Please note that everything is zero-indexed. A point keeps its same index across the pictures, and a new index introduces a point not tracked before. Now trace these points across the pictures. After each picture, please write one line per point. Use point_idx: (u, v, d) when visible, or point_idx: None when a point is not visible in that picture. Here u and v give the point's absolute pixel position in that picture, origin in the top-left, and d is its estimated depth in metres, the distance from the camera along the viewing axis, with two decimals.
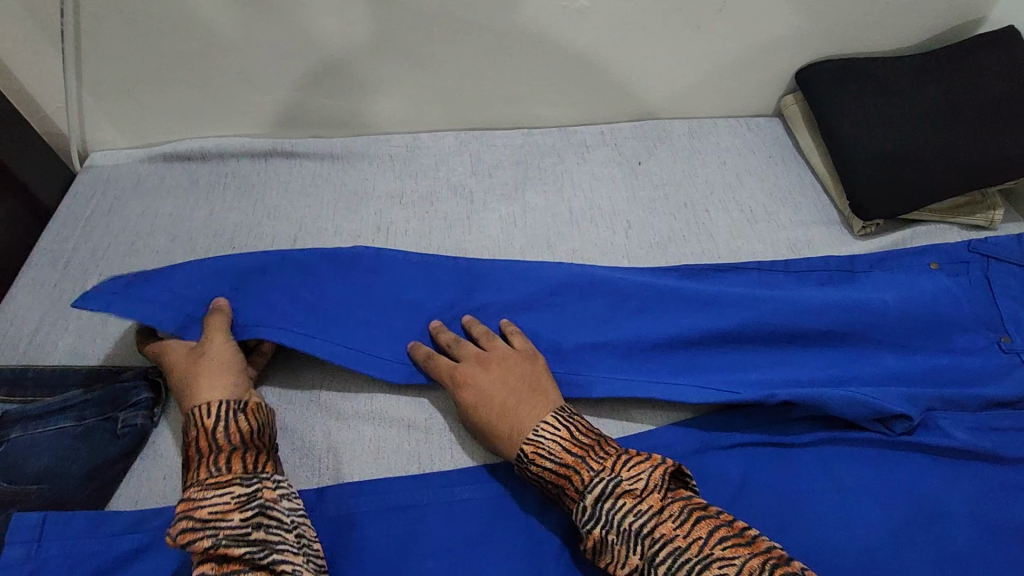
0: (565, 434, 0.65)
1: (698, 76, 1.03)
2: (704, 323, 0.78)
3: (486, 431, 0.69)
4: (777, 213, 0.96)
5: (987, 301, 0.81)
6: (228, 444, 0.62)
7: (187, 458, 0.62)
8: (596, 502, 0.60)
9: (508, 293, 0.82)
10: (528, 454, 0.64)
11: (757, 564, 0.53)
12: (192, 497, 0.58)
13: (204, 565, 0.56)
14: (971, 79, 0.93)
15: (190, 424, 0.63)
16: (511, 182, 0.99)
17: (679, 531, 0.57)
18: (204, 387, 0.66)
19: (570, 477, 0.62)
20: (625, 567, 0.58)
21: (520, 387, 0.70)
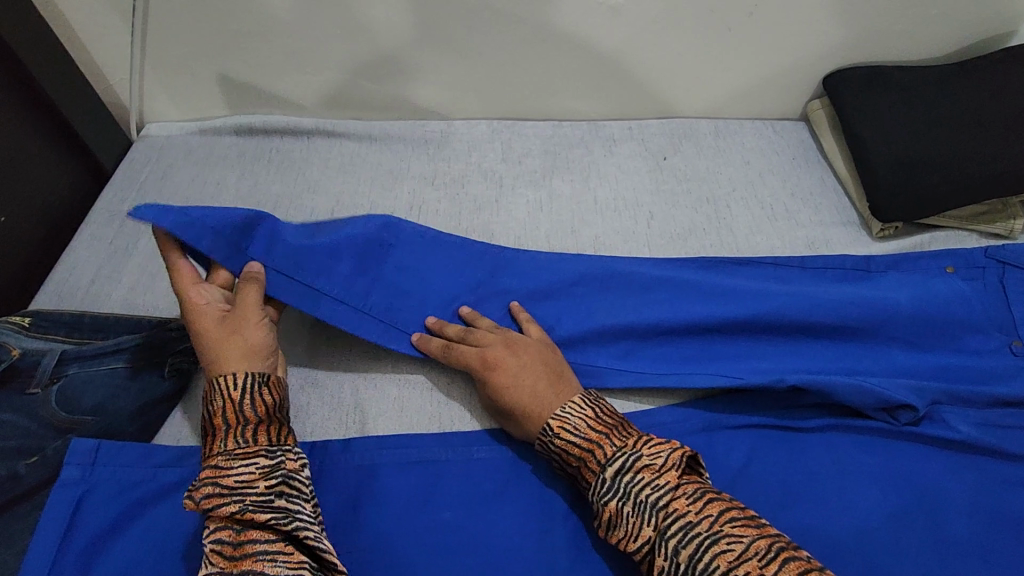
0: (590, 413, 0.68)
1: (726, 78, 1.06)
2: (718, 311, 0.81)
3: (511, 412, 0.71)
4: (797, 212, 0.98)
5: (1000, 305, 0.82)
6: (255, 417, 0.64)
7: (212, 427, 0.64)
8: (615, 476, 0.62)
9: (531, 280, 0.86)
10: (553, 428, 0.67)
11: (765, 543, 0.53)
12: (218, 465, 0.60)
13: (223, 531, 0.57)
14: (998, 89, 0.95)
15: (213, 393, 0.65)
16: (540, 170, 1.03)
17: (691, 507, 0.58)
18: (224, 358, 0.67)
19: (593, 450, 0.65)
20: (637, 540, 0.59)
21: (545, 372, 0.73)
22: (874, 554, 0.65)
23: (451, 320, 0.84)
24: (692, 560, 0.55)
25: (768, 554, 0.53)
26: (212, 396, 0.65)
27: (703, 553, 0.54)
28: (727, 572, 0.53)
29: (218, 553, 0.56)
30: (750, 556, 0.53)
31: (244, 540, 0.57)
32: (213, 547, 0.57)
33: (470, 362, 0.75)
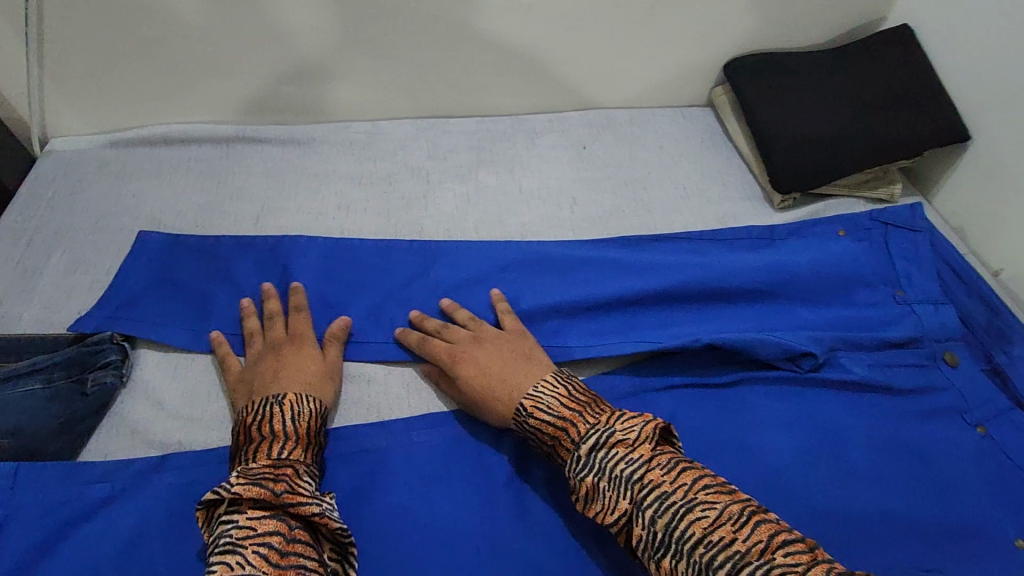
0: (562, 391, 0.70)
1: (636, 68, 1.13)
2: (640, 285, 0.86)
3: (484, 397, 0.73)
4: (708, 190, 1.05)
5: (885, 261, 0.90)
6: (317, 441, 0.69)
7: (282, 436, 0.66)
8: (591, 452, 0.63)
9: (463, 270, 0.89)
10: (527, 407, 0.69)
11: (736, 508, 0.56)
12: (297, 472, 0.62)
13: (272, 536, 0.56)
14: (877, 69, 1.04)
15: (308, 411, 0.69)
16: (465, 164, 1.06)
17: (666, 477, 0.59)
18: (299, 385, 0.72)
19: (571, 427, 0.66)
20: (614, 513, 0.61)
21: (514, 357, 0.76)
22: (789, 489, 0.71)
23: (386, 313, 0.85)
24: (670, 526, 0.56)
25: (740, 517, 0.55)
26: (315, 418, 0.69)
27: (680, 520, 0.56)
28: (704, 536, 0.55)
29: (264, 557, 0.54)
30: (724, 521, 0.55)
31: (293, 550, 0.56)
32: (257, 551, 0.54)
33: (440, 355, 0.78)
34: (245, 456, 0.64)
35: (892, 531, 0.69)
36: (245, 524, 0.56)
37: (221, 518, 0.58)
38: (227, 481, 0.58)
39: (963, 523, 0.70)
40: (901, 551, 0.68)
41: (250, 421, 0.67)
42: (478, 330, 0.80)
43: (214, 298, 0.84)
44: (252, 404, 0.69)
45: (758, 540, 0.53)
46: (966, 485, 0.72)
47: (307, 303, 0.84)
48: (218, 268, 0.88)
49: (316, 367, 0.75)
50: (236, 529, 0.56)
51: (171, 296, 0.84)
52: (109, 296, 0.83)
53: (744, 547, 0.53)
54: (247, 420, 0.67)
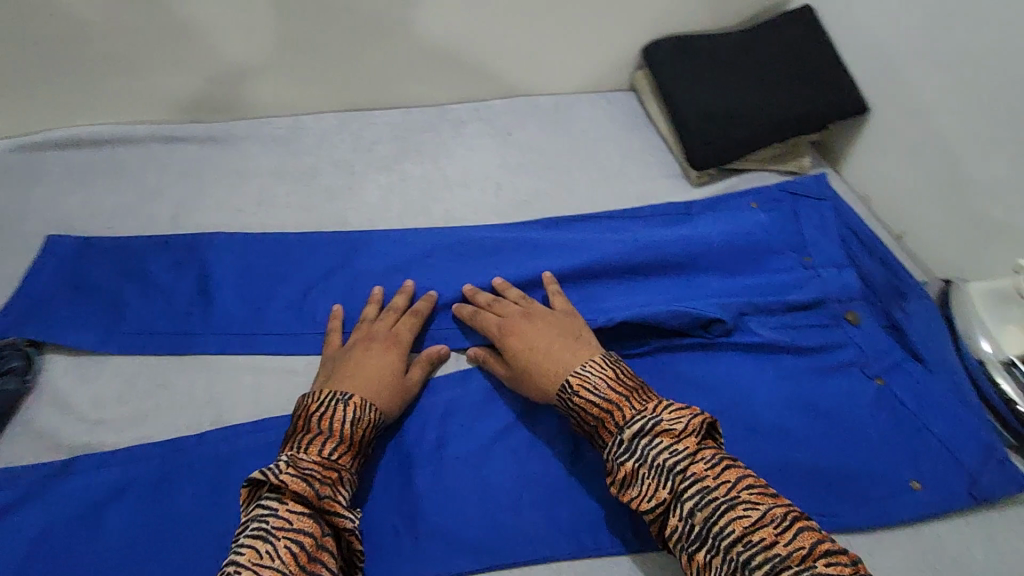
0: (610, 373, 0.69)
1: (557, 55, 1.15)
2: (558, 264, 0.88)
3: (529, 373, 0.74)
4: (629, 170, 1.08)
5: (793, 229, 0.95)
6: (364, 448, 0.68)
7: (337, 435, 0.65)
8: (633, 438, 0.63)
9: (386, 258, 0.89)
10: (573, 384, 0.68)
11: (780, 511, 0.56)
12: (342, 477, 0.63)
13: (305, 536, 0.56)
14: (783, 47, 1.08)
15: (363, 412, 0.68)
16: (390, 155, 1.07)
17: (710, 472, 0.59)
18: (360, 381, 0.72)
19: (616, 410, 0.65)
20: (651, 501, 0.60)
21: (562, 336, 0.75)
22: None
23: (307, 304, 0.84)
24: (711, 522, 0.57)
25: (783, 521, 0.55)
26: (365, 420, 0.68)
27: (721, 516, 0.56)
28: (743, 535, 0.55)
29: (294, 555, 0.54)
30: (766, 522, 0.55)
31: (319, 556, 0.56)
32: (289, 546, 0.55)
33: (490, 329, 0.79)
34: (295, 442, 0.64)
35: (797, 481, 0.72)
36: (281, 516, 0.57)
37: (260, 500, 0.58)
38: (277, 466, 0.59)
39: (867, 470, 0.72)
40: (804, 499, 0.71)
41: (311, 411, 0.67)
42: (534, 307, 0.81)
43: (126, 297, 0.83)
44: (319, 392, 0.69)
45: (801, 546, 0.53)
46: (869, 434, 0.75)
47: (225, 299, 0.83)
48: (132, 267, 0.86)
49: (388, 361, 0.75)
50: (274, 519, 0.56)
51: (80, 297, 0.82)
52: (14, 301, 0.81)
53: (785, 551, 0.53)
54: (309, 407, 0.68)
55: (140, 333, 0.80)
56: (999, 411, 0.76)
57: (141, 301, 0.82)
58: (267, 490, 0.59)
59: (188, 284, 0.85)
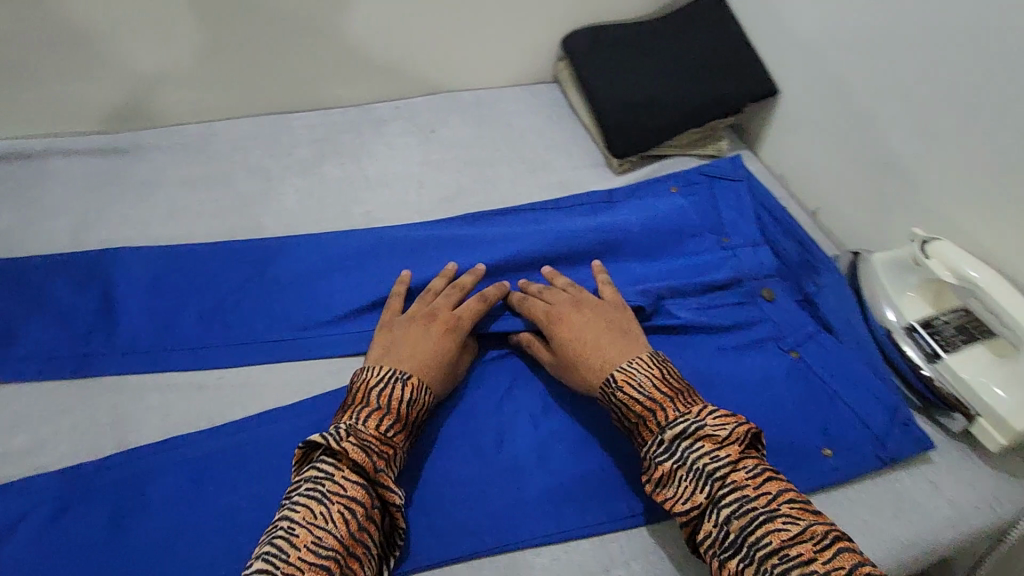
0: (656, 373, 0.68)
1: (475, 49, 1.15)
2: (479, 259, 0.88)
3: (570, 355, 0.74)
4: (552, 162, 1.08)
5: (711, 211, 0.96)
6: (413, 432, 0.69)
7: (395, 411, 0.66)
8: (674, 439, 0.63)
9: (302, 263, 0.87)
10: (618, 379, 0.68)
11: (822, 529, 0.55)
12: (393, 452, 0.64)
13: (356, 505, 0.58)
14: (695, 33, 1.10)
15: (417, 394, 0.68)
16: (309, 158, 1.04)
17: (750, 482, 0.59)
18: (414, 362, 0.71)
19: (658, 410, 0.65)
20: (686, 503, 0.61)
21: (608, 329, 0.75)
22: (616, 433, 0.76)
23: (218, 315, 0.81)
24: (746, 531, 0.56)
25: (823, 539, 0.55)
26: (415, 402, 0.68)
27: (759, 526, 0.56)
28: (780, 548, 0.54)
29: (342, 522, 0.57)
30: (806, 538, 0.55)
31: (362, 530, 0.58)
32: (338, 511, 0.57)
33: (536, 315, 0.79)
34: (352, 412, 0.66)
35: None
36: (338, 482, 0.59)
37: (318, 459, 0.61)
38: (338, 433, 0.61)
39: (782, 441, 0.74)
40: None
41: (370, 385, 0.68)
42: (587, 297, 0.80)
43: (22, 319, 0.79)
44: (380, 368, 0.70)
45: (840, 566, 0.52)
46: (783, 406, 0.77)
47: (130, 315, 0.80)
48: (26, 288, 0.81)
49: (446, 339, 0.75)
50: (329, 484, 0.59)
51: None
52: None
53: (823, 570, 0.52)
54: (368, 381, 0.68)
55: (38, 357, 0.76)
56: (906, 378, 0.79)
57: (38, 321, 0.79)
58: (325, 452, 0.61)
59: (89, 301, 0.81)
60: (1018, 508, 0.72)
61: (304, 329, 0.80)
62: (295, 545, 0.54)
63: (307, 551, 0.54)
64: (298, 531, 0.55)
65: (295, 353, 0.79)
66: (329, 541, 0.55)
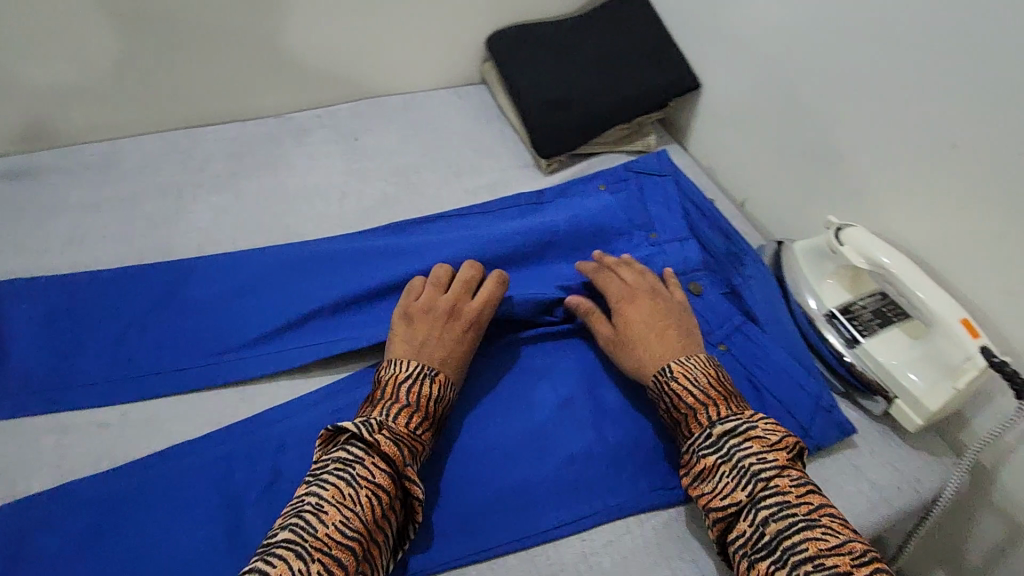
0: (711, 373, 0.71)
1: (396, 53, 1.12)
2: (402, 268, 0.84)
3: (628, 339, 0.76)
4: (480, 165, 1.06)
5: (639, 208, 0.95)
6: (434, 435, 0.69)
7: (425, 411, 0.67)
8: (723, 435, 0.64)
9: (215, 285, 0.83)
10: (675, 370, 0.70)
11: (861, 547, 0.54)
12: (417, 451, 0.65)
13: (382, 495, 0.59)
14: (616, 29, 1.10)
15: (443, 399, 0.70)
16: (224, 174, 0.99)
17: (795, 488, 0.60)
18: (444, 364, 0.72)
19: (710, 406, 0.67)
20: (724, 499, 0.62)
21: (675, 325, 0.76)
22: (545, 437, 0.73)
23: (121, 346, 0.76)
24: (783, 534, 0.56)
25: (862, 556, 0.54)
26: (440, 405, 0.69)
27: (796, 531, 0.56)
28: (816, 556, 0.54)
29: (369, 507, 0.58)
30: (844, 551, 0.54)
31: (380, 522, 0.58)
32: (366, 497, 0.58)
33: (614, 291, 0.80)
34: (381, 407, 0.67)
35: (643, 458, 0.72)
36: (367, 468, 0.60)
37: (351, 442, 0.62)
38: (370, 425, 0.62)
39: None
40: (648, 475, 0.71)
41: (399, 379, 0.69)
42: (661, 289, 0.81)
43: None
44: (409, 362, 0.71)
45: None
46: None
47: (23, 350, 0.75)
48: None
49: (468, 339, 0.75)
50: (359, 468, 0.59)
51: None
52: None
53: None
54: (398, 377, 0.69)
55: None
56: (829, 364, 0.80)
57: None
58: (354, 436, 0.62)
59: None
60: (938, 486, 0.74)
61: (216, 355, 0.76)
62: (324, 521, 0.55)
63: (334, 528, 0.55)
64: (327, 509, 0.56)
65: (206, 381, 0.75)
66: (354, 524, 0.56)
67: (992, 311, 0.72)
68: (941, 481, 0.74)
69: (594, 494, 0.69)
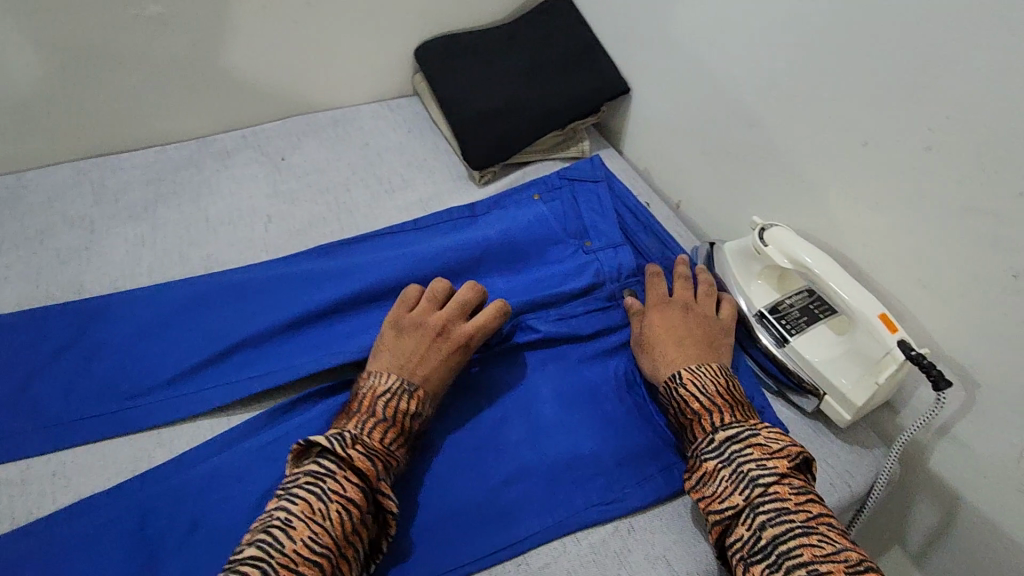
0: (723, 381, 0.71)
1: (322, 69, 1.08)
2: (330, 294, 0.81)
3: (649, 343, 0.78)
4: (412, 180, 1.04)
5: (573, 215, 0.94)
6: (411, 448, 0.68)
7: (398, 427, 0.66)
8: (725, 441, 0.65)
9: (129, 322, 0.79)
10: (685, 375, 0.72)
11: (856, 556, 0.55)
12: (391, 465, 0.64)
13: (353, 509, 0.58)
14: (544, 36, 1.09)
15: (415, 416, 0.67)
16: (140, 203, 0.94)
17: (795, 496, 0.60)
18: (423, 380, 0.70)
19: (715, 412, 0.68)
20: (723, 503, 0.62)
21: (702, 336, 0.77)
22: (476, 460, 0.72)
23: (26, 396, 0.72)
24: (779, 540, 0.57)
25: (857, 565, 0.55)
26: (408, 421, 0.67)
27: (792, 537, 0.57)
28: (810, 562, 0.55)
29: (339, 522, 0.57)
30: (839, 559, 0.55)
31: (351, 537, 0.57)
32: (335, 513, 0.57)
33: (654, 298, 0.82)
34: (357, 419, 0.66)
35: (578, 474, 0.71)
36: (338, 482, 0.59)
37: (320, 455, 0.61)
38: (343, 439, 0.61)
39: (644, 446, 0.74)
40: (584, 491, 0.70)
41: (378, 393, 0.67)
42: (700, 299, 0.81)
43: None
44: (391, 376, 0.69)
45: None
46: (645, 412, 0.78)
47: None
48: None
49: (452, 357, 0.73)
50: (330, 482, 0.59)
51: None
52: None
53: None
54: (375, 390, 0.67)
55: None
56: (763, 363, 0.80)
57: None
58: (326, 450, 0.61)
59: None
60: (870, 478, 0.75)
61: (131, 399, 0.73)
62: (291, 537, 0.54)
63: (303, 545, 0.54)
64: (296, 524, 0.55)
65: (119, 428, 0.71)
66: (323, 539, 0.55)
67: (914, 305, 0.73)
68: (873, 472, 0.75)
69: (529, 515, 0.68)
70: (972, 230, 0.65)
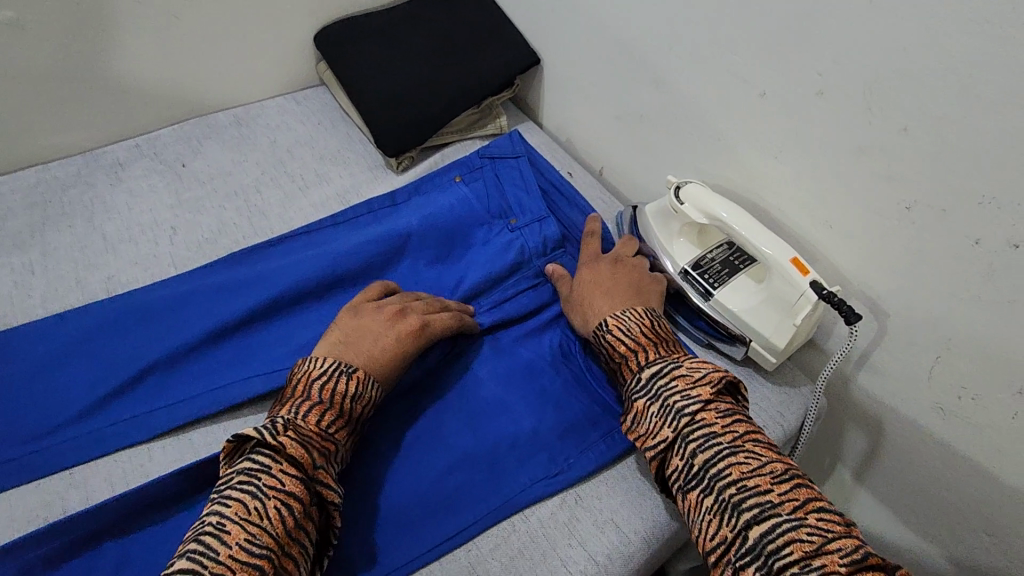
0: (648, 321, 0.72)
1: (215, 65, 1.01)
2: (247, 304, 0.77)
3: (578, 299, 0.79)
4: (326, 174, 0.99)
5: (496, 194, 0.92)
6: (351, 434, 0.65)
7: (330, 407, 0.63)
8: (652, 376, 0.67)
9: (23, 359, 0.72)
10: (610, 322, 0.72)
11: (781, 466, 0.57)
12: (331, 452, 0.61)
13: (294, 503, 0.55)
14: (449, 13, 1.06)
15: (350, 397, 0.64)
16: (26, 228, 0.86)
17: (720, 419, 0.61)
18: (365, 359, 0.68)
19: (640, 352, 0.70)
20: (656, 437, 0.63)
21: (627, 284, 0.78)
22: (420, 454, 0.71)
23: None
24: (709, 463, 0.59)
25: (783, 475, 0.57)
26: (344, 401, 0.64)
27: (720, 459, 0.58)
28: (738, 479, 0.57)
29: (280, 518, 0.53)
30: (765, 472, 0.57)
31: (295, 532, 0.54)
32: (274, 509, 0.54)
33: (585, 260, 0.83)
34: (290, 404, 0.63)
35: (523, 452, 0.71)
36: (275, 476, 0.55)
37: (253, 450, 0.58)
38: (274, 427, 0.58)
39: (585, 416, 0.75)
40: (529, 469, 0.70)
41: (312, 376, 0.65)
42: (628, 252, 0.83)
43: None
44: (325, 359, 0.66)
45: (794, 497, 0.55)
46: (586, 383, 0.78)
47: None
48: None
49: (398, 336, 0.71)
50: (266, 477, 0.55)
51: None
52: None
53: (778, 500, 0.55)
54: (311, 373, 0.65)
55: None
56: (692, 315, 0.82)
57: None
58: (258, 444, 0.58)
59: None
60: (800, 415, 0.78)
61: (37, 442, 0.67)
62: (225, 542, 0.51)
63: (238, 549, 0.51)
64: (230, 527, 0.52)
65: (22, 475, 0.65)
66: (262, 538, 0.52)
67: (824, 246, 0.76)
68: (802, 409, 0.79)
69: (476, 499, 0.67)
70: (866, 168, 0.67)
